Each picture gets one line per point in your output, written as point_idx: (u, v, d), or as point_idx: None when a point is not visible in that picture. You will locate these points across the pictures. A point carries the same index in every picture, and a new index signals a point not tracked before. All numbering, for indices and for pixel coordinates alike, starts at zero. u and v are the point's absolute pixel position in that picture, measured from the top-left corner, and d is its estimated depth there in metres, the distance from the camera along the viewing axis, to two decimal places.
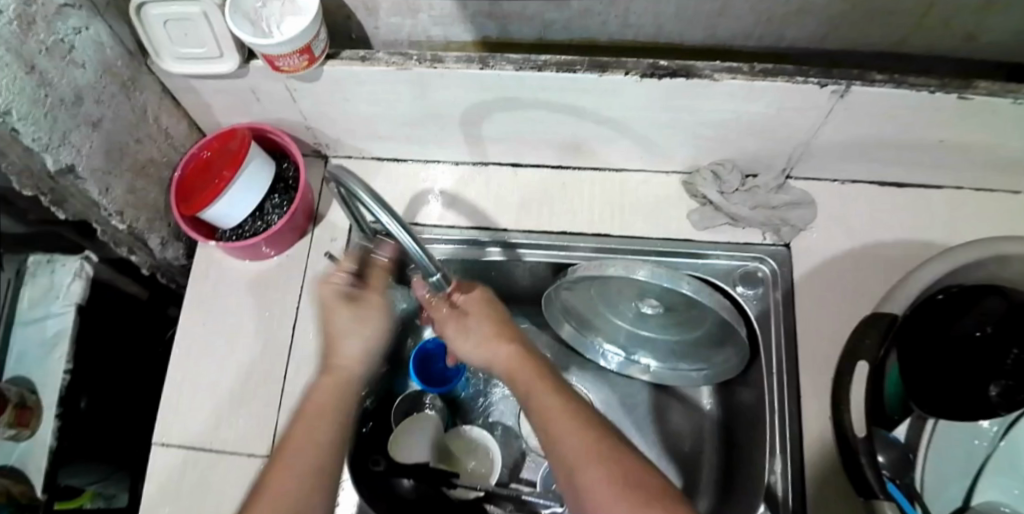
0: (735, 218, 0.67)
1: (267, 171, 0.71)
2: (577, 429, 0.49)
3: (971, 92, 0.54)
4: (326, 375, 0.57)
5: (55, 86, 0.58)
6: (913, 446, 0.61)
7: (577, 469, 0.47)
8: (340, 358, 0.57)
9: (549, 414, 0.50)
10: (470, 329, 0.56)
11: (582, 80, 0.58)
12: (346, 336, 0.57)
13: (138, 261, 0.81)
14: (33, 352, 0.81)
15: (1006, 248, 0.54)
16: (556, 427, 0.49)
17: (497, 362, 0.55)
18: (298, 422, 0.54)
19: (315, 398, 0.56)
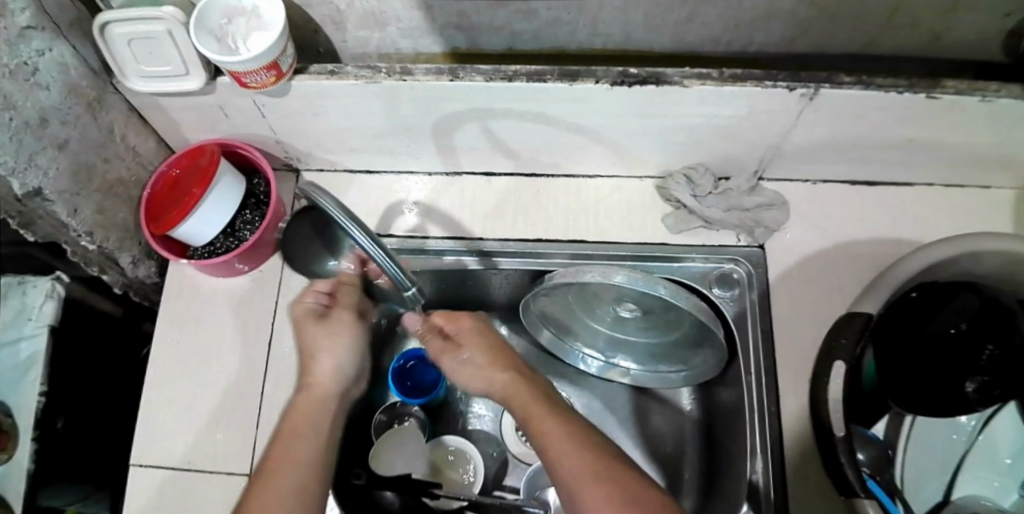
0: (709, 221, 0.67)
1: (237, 187, 0.71)
2: (569, 445, 0.50)
3: (939, 92, 0.54)
4: (306, 391, 0.59)
5: (18, 108, 0.57)
6: (891, 443, 0.63)
7: (570, 481, 0.48)
8: (318, 370, 0.60)
9: (539, 430, 0.51)
10: (463, 355, 0.58)
11: (553, 89, 0.58)
12: (323, 351, 0.60)
13: (110, 280, 0.80)
14: (8, 375, 0.78)
15: (977, 245, 0.54)
16: (546, 442, 0.50)
17: (492, 387, 0.57)
18: (281, 441, 0.55)
19: (297, 413, 0.57)
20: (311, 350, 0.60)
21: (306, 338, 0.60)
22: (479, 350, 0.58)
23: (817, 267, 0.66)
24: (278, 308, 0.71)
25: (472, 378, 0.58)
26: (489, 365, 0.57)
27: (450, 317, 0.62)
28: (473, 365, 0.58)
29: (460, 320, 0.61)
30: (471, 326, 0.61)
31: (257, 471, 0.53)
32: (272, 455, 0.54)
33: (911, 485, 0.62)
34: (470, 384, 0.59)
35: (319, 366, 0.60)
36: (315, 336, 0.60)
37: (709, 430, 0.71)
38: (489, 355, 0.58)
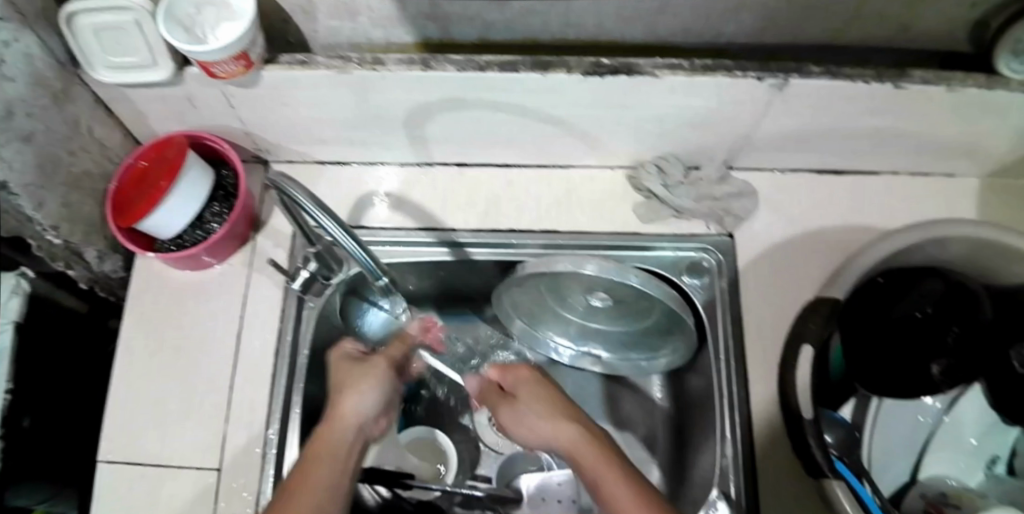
0: (679, 210, 0.68)
1: (206, 180, 0.70)
2: (634, 486, 0.44)
3: (905, 82, 0.55)
4: (330, 423, 0.54)
5: None
6: (860, 426, 0.62)
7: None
8: (346, 409, 0.55)
9: (598, 472, 0.46)
10: (520, 406, 0.54)
11: (525, 79, 0.58)
12: (355, 389, 0.56)
13: (75, 276, 0.79)
14: None
15: (943, 230, 0.55)
16: (606, 484, 0.45)
17: (557, 441, 0.50)
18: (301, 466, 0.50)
19: (320, 442, 0.52)
20: (343, 386, 0.57)
21: (342, 379, 0.58)
22: (529, 396, 0.54)
23: (785, 255, 0.66)
24: (248, 301, 0.70)
25: (531, 429, 0.52)
26: (545, 411, 0.52)
27: (506, 369, 0.59)
28: (530, 412, 0.53)
29: (516, 371, 0.58)
30: (528, 376, 0.57)
31: (277, 496, 0.48)
32: (293, 486, 0.48)
33: (880, 467, 0.62)
34: (534, 439, 0.53)
35: (350, 405, 0.55)
36: (348, 374, 0.58)
37: (680, 418, 0.72)
38: (544, 401, 0.53)
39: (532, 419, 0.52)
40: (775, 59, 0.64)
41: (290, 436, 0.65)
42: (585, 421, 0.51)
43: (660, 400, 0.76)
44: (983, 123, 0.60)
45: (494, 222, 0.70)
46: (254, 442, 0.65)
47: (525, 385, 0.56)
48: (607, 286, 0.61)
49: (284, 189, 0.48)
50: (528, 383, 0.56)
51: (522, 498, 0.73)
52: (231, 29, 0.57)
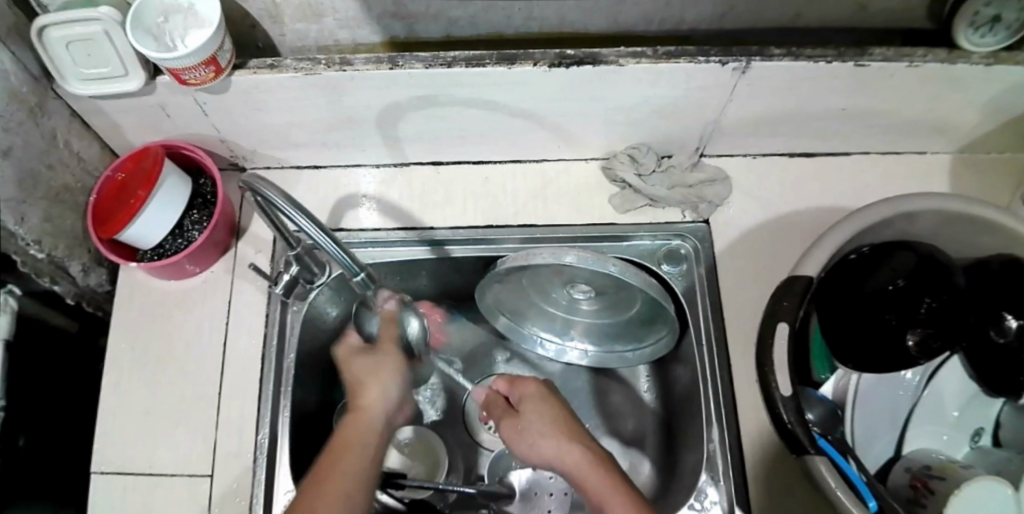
0: (654, 199, 0.68)
1: (184, 188, 0.70)
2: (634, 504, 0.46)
3: (867, 59, 0.56)
4: (354, 415, 0.57)
5: None
6: (840, 403, 0.62)
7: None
8: (369, 400, 0.58)
9: (602, 492, 0.47)
10: (526, 424, 0.55)
11: (491, 74, 0.58)
12: (373, 379, 0.60)
13: (62, 291, 0.78)
14: None
15: (909, 205, 0.56)
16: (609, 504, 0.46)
17: (559, 460, 0.52)
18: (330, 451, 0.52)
19: (346, 432, 0.54)
20: (358, 378, 0.60)
21: (355, 368, 0.62)
22: (536, 414, 0.55)
23: (762, 239, 0.67)
24: (232, 307, 0.71)
25: (535, 446, 0.53)
26: (553, 432, 0.53)
27: (514, 383, 0.60)
28: (536, 432, 0.54)
29: (524, 388, 0.59)
30: (537, 392, 0.58)
31: (304, 481, 0.50)
32: (321, 471, 0.50)
33: (863, 443, 0.61)
34: (536, 457, 0.54)
35: (371, 394, 0.58)
36: (360, 361, 0.62)
37: (667, 405, 0.73)
38: (549, 420, 0.54)
39: (539, 438, 0.53)
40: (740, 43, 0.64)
41: (280, 438, 0.66)
42: (591, 442, 0.52)
43: (646, 389, 0.76)
44: (948, 97, 0.60)
45: (472, 218, 0.70)
46: (244, 445, 0.65)
47: (534, 403, 0.57)
48: (585, 276, 0.61)
49: (257, 191, 0.49)
50: (535, 399, 0.57)
51: (514, 494, 0.73)
52: (198, 36, 0.57)
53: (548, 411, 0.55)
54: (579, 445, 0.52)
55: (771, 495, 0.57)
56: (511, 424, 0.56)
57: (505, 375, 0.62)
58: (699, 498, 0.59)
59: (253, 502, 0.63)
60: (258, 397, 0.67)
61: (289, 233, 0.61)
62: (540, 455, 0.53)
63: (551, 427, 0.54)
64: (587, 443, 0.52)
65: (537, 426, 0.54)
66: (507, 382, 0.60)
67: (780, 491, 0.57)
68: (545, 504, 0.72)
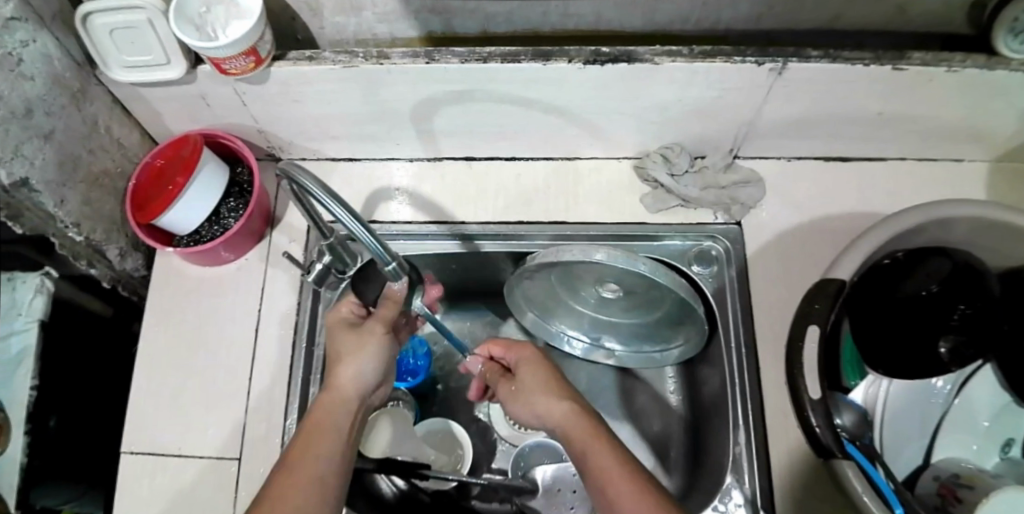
0: (687, 199, 0.68)
1: (221, 176, 0.71)
2: (610, 454, 0.47)
3: (907, 63, 0.55)
4: (328, 393, 0.57)
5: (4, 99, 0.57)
6: (871, 410, 0.61)
7: (612, 491, 0.44)
8: (340, 382, 0.57)
9: (586, 444, 0.48)
10: (519, 389, 0.56)
11: (527, 70, 0.58)
12: (347, 358, 0.58)
13: (98, 274, 0.81)
14: None
15: (947, 211, 0.55)
16: (590, 455, 0.47)
17: (549, 417, 0.53)
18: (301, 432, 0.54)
19: (317, 412, 0.55)
20: (338, 355, 0.58)
21: (338, 344, 0.59)
22: (525, 379, 0.56)
23: (796, 242, 0.67)
24: (264, 294, 0.72)
25: (527, 410, 0.54)
26: (545, 391, 0.54)
27: (509, 348, 0.60)
28: (528, 397, 0.54)
29: (517, 352, 0.59)
30: (530, 355, 0.58)
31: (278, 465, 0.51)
32: (294, 454, 0.52)
33: (892, 449, 0.61)
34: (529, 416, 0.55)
35: (342, 378, 0.57)
36: (344, 337, 0.59)
37: (695, 407, 0.72)
38: (541, 382, 0.55)
39: (529, 402, 0.54)
40: (777, 44, 0.64)
41: None
42: (579, 399, 0.53)
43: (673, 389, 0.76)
44: (989, 102, 0.60)
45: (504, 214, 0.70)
46: (272, 430, 0.66)
47: (524, 366, 0.57)
48: (614, 275, 0.61)
49: (294, 177, 0.49)
50: (525, 363, 0.58)
51: (537, 489, 0.74)
52: (238, 26, 0.58)
53: (540, 372, 0.56)
54: (566, 402, 0.52)
55: (796, 497, 0.57)
56: (506, 388, 0.58)
57: (497, 340, 0.62)
58: (724, 501, 0.59)
59: None
60: (289, 384, 0.68)
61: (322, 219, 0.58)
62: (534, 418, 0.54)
63: (542, 387, 0.54)
64: (572, 399, 0.53)
65: (527, 389, 0.55)
66: (502, 346, 0.60)
67: (810, 493, 0.57)
68: (568, 501, 0.73)
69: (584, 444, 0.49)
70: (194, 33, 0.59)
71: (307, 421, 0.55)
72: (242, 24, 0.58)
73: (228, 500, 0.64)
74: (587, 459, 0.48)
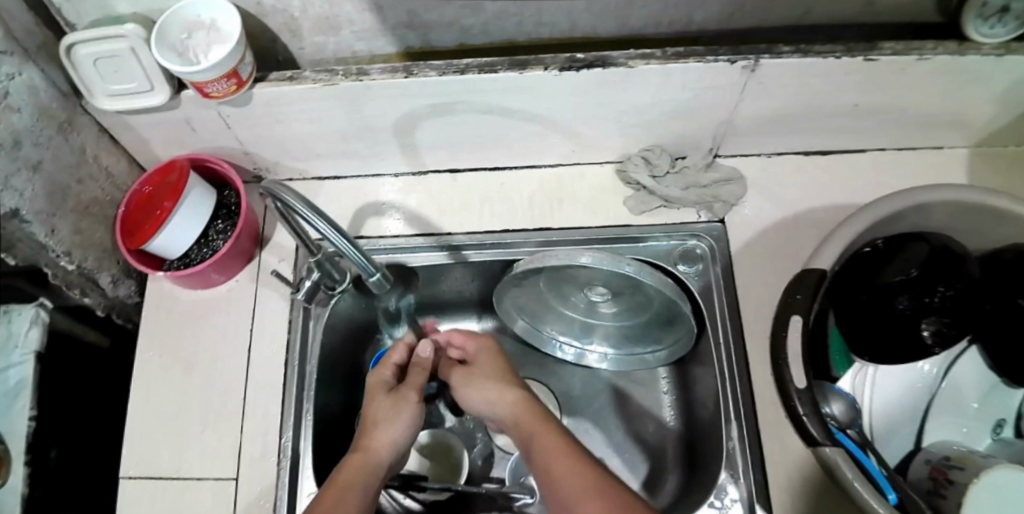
0: (668, 199, 0.69)
1: (209, 199, 0.72)
2: (557, 435, 0.55)
3: (874, 54, 0.56)
4: (362, 453, 0.58)
5: None
6: (860, 397, 0.62)
7: (558, 473, 0.51)
8: (375, 444, 0.59)
9: (535, 425, 0.57)
10: (472, 375, 0.64)
11: (504, 79, 0.59)
12: (382, 423, 0.61)
13: (92, 303, 0.81)
14: None
15: (921, 198, 0.56)
16: (537, 435, 0.56)
17: (502, 404, 0.61)
18: (335, 482, 0.55)
19: (347, 470, 0.56)
20: (373, 419, 0.61)
21: (374, 408, 0.62)
22: (481, 368, 0.64)
23: (779, 236, 0.68)
24: (256, 314, 0.73)
25: (476, 395, 0.62)
26: (500, 379, 0.62)
27: (471, 337, 0.68)
28: (479, 384, 0.63)
29: (476, 343, 0.67)
30: (488, 346, 0.67)
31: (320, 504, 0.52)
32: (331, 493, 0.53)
33: (881, 436, 0.62)
34: (478, 401, 0.63)
35: (386, 435, 0.60)
36: (381, 401, 0.63)
37: (689, 405, 0.73)
38: (493, 373, 0.63)
39: (481, 388, 0.62)
40: (748, 42, 0.65)
41: (305, 441, 0.68)
42: (527, 390, 0.62)
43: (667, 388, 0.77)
44: (958, 89, 0.61)
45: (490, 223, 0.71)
46: (270, 448, 0.67)
47: (482, 357, 0.66)
48: (598, 278, 0.62)
49: (275, 194, 0.51)
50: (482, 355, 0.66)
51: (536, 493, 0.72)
52: (218, 49, 0.59)
53: (493, 365, 0.64)
54: (519, 391, 0.61)
55: (789, 489, 0.58)
56: (462, 374, 0.65)
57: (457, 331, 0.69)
58: (719, 496, 0.59)
59: (278, 503, 0.64)
60: (284, 402, 0.69)
61: (311, 239, 0.61)
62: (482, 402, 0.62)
63: (494, 378, 0.63)
64: (523, 390, 0.62)
65: (482, 376, 0.63)
66: (464, 336, 0.68)
67: (803, 483, 0.58)
68: None
69: (530, 431, 0.57)
70: (175, 58, 0.60)
71: (347, 466, 0.57)
72: (222, 46, 0.59)
73: None
74: (532, 440, 0.56)
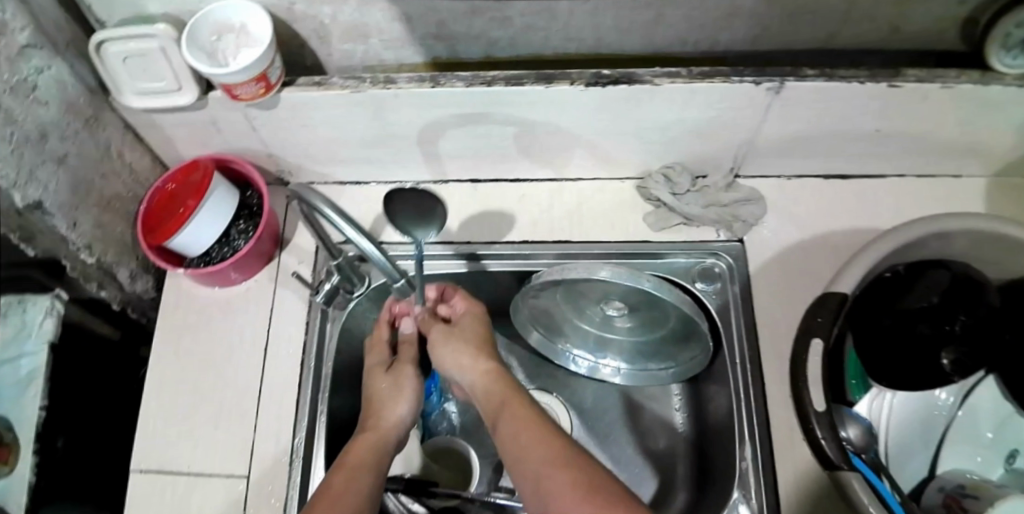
0: (688, 217, 0.70)
1: (231, 200, 0.73)
2: (528, 411, 0.52)
3: (898, 81, 0.57)
4: (368, 434, 0.58)
5: (19, 124, 0.59)
6: (876, 421, 0.62)
7: (527, 446, 0.49)
8: (382, 421, 0.60)
9: (506, 400, 0.54)
10: (451, 335, 0.60)
11: (530, 92, 0.60)
12: (389, 400, 0.61)
13: (108, 297, 0.81)
14: (9, 391, 0.82)
15: (943, 226, 0.56)
16: (508, 410, 0.53)
17: (475, 374, 0.58)
18: (343, 464, 0.54)
19: (357, 449, 0.56)
20: (378, 397, 0.61)
21: (374, 385, 0.62)
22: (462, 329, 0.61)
23: (798, 258, 0.68)
24: (273, 315, 0.73)
25: (450, 358, 0.59)
26: (477, 348, 0.59)
27: (456, 297, 0.64)
28: (456, 346, 0.59)
29: (463, 305, 0.64)
30: (473, 311, 0.63)
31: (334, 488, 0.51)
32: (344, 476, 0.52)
33: (897, 460, 0.62)
34: (450, 365, 0.59)
35: (390, 412, 0.60)
36: (382, 379, 0.62)
37: (701, 422, 0.73)
38: (472, 338, 0.60)
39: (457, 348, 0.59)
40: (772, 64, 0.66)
41: (317, 444, 0.68)
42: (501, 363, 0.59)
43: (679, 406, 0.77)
44: (979, 119, 0.61)
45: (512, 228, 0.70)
46: (281, 449, 0.67)
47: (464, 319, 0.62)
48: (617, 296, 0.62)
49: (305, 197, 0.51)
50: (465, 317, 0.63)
51: None
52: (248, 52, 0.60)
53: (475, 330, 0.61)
54: (493, 364, 0.58)
55: (802, 512, 0.57)
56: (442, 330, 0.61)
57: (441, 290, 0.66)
58: None
59: (286, 504, 0.64)
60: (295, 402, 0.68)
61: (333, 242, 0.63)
62: (454, 364, 0.59)
63: (471, 344, 0.59)
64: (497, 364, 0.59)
65: (460, 339, 0.60)
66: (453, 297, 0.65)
67: (814, 504, 0.57)
68: None
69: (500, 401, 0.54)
70: (205, 62, 0.61)
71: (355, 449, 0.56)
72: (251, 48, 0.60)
73: None
74: (502, 414, 0.53)
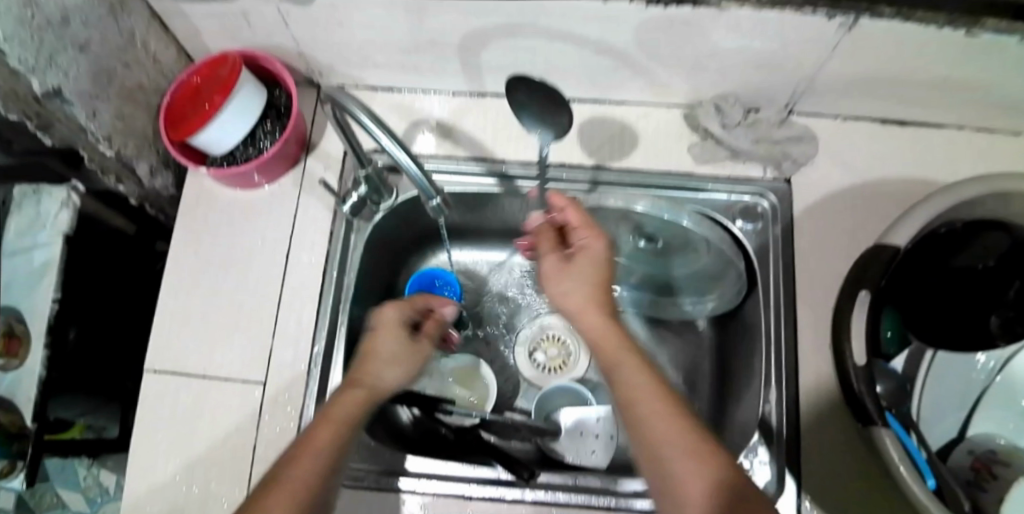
0: (735, 150, 0.67)
1: (259, 98, 0.70)
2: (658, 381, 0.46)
3: (983, 28, 0.52)
4: (356, 390, 0.51)
5: (41, 6, 0.55)
6: (910, 377, 0.60)
7: (653, 431, 0.43)
8: (379, 380, 0.52)
9: (621, 365, 0.47)
10: (568, 275, 0.52)
11: (586, 6, 0.55)
12: (393, 363, 0.54)
13: (127, 192, 0.80)
14: (23, 281, 0.80)
15: (1008, 186, 0.53)
16: (624, 375, 0.46)
17: (587, 324, 0.50)
18: (318, 428, 0.47)
19: (337, 412, 0.49)
20: (381, 356, 0.54)
21: (380, 342, 0.54)
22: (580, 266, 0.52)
23: (847, 204, 0.65)
24: (297, 222, 0.71)
25: (561, 299, 0.52)
26: (594, 294, 0.51)
27: (585, 224, 0.54)
28: (574, 288, 0.51)
29: (589, 236, 0.53)
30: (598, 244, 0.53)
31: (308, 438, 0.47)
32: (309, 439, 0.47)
33: (926, 417, 0.59)
34: (562, 305, 0.52)
35: (377, 374, 0.52)
36: (396, 340, 0.55)
37: (725, 362, 0.71)
38: (590, 280, 0.51)
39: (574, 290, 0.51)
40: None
41: (335, 356, 0.67)
42: (619, 315, 0.51)
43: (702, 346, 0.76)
44: None
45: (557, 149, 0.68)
46: (300, 359, 0.66)
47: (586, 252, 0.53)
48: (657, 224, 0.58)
49: (339, 102, 0.49)
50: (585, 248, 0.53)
51: (561, 431, 0.72)
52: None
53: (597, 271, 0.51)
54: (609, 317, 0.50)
55: (819, 458, 0.57)
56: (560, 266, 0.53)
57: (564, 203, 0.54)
58: (748, 457, 0.58)
59: (303, 411, 0.64)
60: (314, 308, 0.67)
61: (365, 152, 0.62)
62: (569, 308, 0.52)
63: (588, 289, 0.51)
64: (614, 317, 0.51)
65: (578, 279, 0.52)
66: (578, 220, 0.54)
67: (835, 448, 0.57)
68: (591, 446, 0.71)
69: (617, 356, 0.47)
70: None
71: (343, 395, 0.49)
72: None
73: (252, 427, 0.63)
74: (614, 378, 0.47)
